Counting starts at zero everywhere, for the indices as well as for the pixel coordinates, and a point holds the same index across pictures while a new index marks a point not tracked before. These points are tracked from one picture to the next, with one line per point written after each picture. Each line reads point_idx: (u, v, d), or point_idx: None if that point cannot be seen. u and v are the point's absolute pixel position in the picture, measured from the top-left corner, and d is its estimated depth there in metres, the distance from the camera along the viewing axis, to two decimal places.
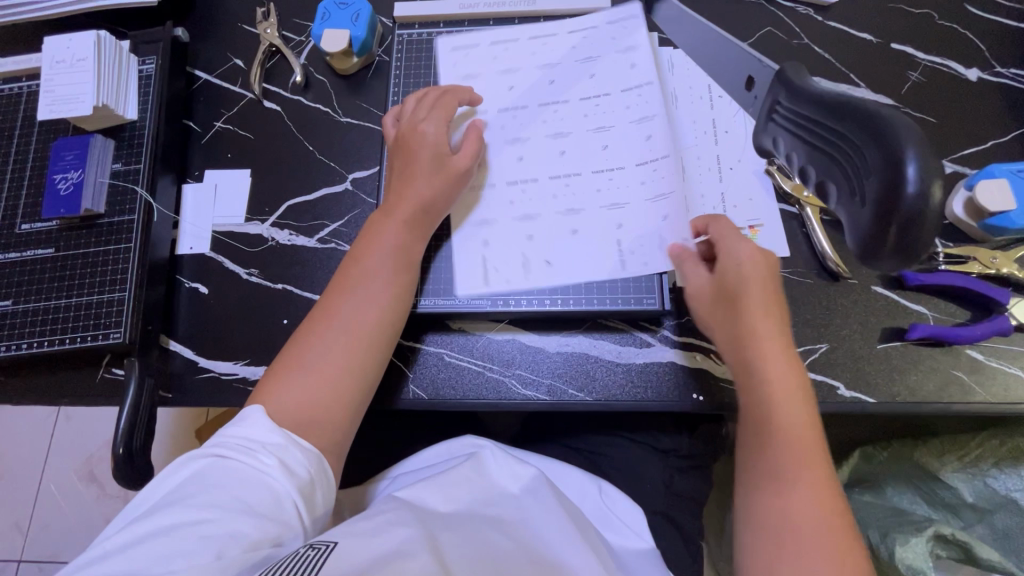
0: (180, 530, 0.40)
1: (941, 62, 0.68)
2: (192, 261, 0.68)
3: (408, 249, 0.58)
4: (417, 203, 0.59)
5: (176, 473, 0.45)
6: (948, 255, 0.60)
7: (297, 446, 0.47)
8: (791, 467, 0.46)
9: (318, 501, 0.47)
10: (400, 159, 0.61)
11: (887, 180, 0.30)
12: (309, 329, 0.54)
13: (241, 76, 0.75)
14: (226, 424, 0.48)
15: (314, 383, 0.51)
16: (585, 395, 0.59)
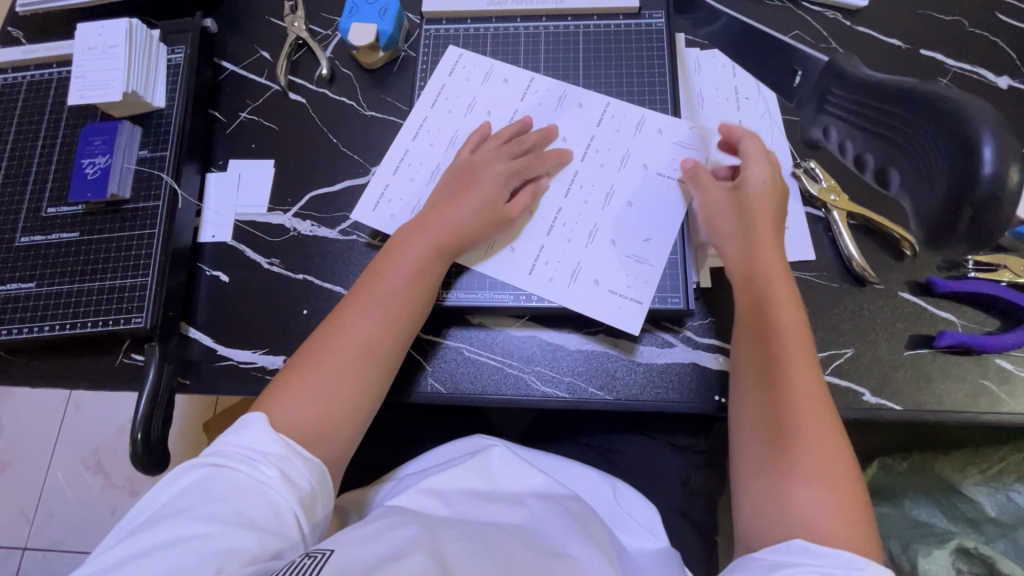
0: (180, 543, 0.40)
1: (971, 69, 0.67)
2: (214, 249, 0.68)
3: (429, 270, 0.58)
4: (451, 228, 0.59)
5: (176, 484, 0.45)
6: (977, 262, 0.59)
7: (298, 458, 0.47)
8: (813, 414, 0.47)
9: (316, 513, 0.47)
10: (460, 184, 0.61)
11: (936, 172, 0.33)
12: (320, 340, 0.54)
13: (268, 68, 0.76)
14: (227, 431, 0.48)
15: (322, 383, 0.51)
16: (604, 395, 0.59)
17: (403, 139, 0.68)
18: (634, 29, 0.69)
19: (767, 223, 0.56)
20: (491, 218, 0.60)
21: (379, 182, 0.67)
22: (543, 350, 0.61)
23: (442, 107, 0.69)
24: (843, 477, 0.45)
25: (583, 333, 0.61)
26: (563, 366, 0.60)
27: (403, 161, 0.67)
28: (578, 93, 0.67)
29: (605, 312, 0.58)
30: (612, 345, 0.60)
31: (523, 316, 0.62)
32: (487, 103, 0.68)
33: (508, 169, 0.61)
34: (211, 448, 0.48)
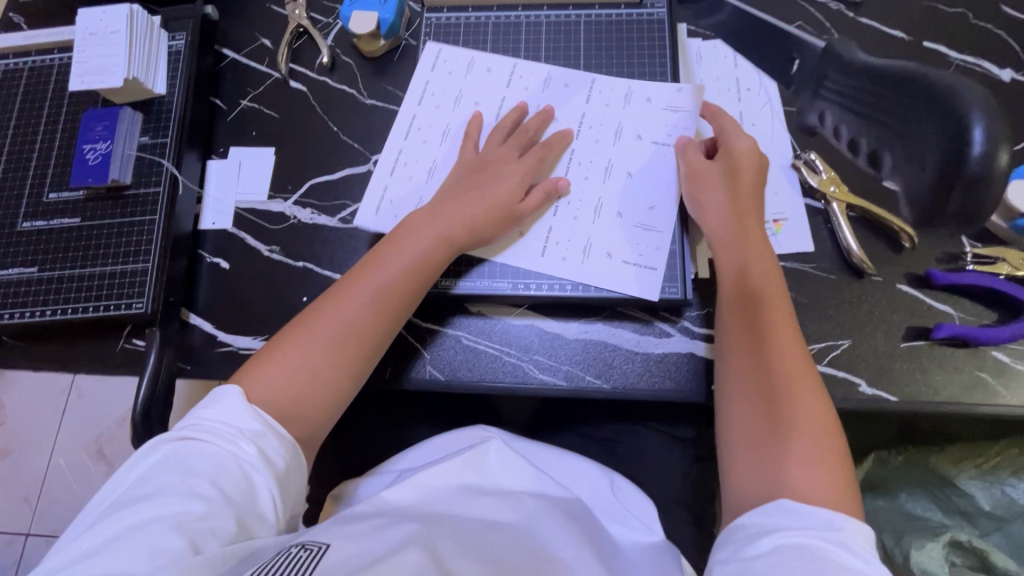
0: (156, 523, 0.40)
1: (974, 61, 0.67)
2: (215, 236, 0.68)
3: (432, 257, 0.58)
4: (457, 220, 0.59)
5: (149, 463, 0.44)
6: (976, 255, 0.59)
7: (274, 436, 0.47)
8: (795, 377, 0.47)
9: (292, 493, 0.47)
10: (467, 180, 0.62)
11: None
12: (313, 314, 0.54)
13: (268, 56, 0.76)
14: (200, 406, 0.48)
15: (309, 355, 0.51)
16: (601, 383, 0.59)
17: (395, 138, 0.68)
18: (635, 18, 0.69)
19: (745, 197, 0.58)
20: (500, 213, 0.60)
21: (378, 184, 0.66)
22: (541, 339, 0.61)
23: (430, 103, 0.69)
24: (824, 448, 0.44)
25: (581, 322, 0.61)
26: (560, 354, 0.60)
27: (398, 160, 0.67)
28: (562, 74, 0.67)
29: (623, 285, 0.59)
30: (609, 334, 0.61)
31: (521, 304, 0.62)
32: (476, 94, 0.68)
33: (518, 168, 0.62)
34: (182, 425, 0.47)
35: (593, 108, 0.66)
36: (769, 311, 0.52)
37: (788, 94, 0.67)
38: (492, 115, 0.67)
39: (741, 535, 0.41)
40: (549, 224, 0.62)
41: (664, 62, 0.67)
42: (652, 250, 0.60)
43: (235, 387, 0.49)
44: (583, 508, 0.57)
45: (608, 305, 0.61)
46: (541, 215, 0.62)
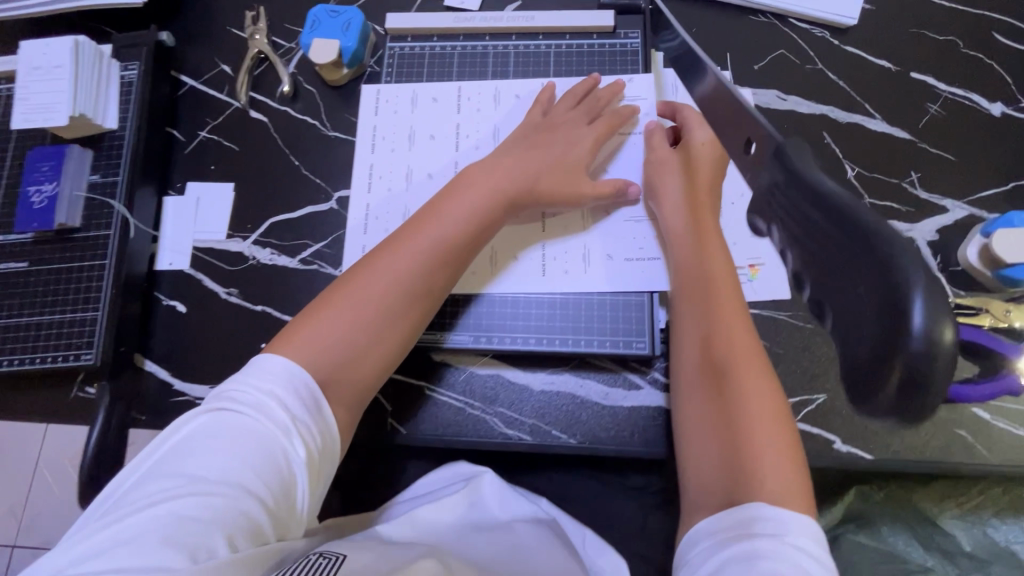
0: (202, 505, 0.42)
1: (963, 94, 0.64)
2: (171, 277, 0.65)
3: (486, 217, 0.58)
4: (456, 229, 0.57)
5: (197, 432, 0.46)
6: (958, 305, 0.57)
7: (315, 427, 0.48)
8: (748, 367, 0.47)
9: (321, 485, 0.49)
10: (536, 140, 0.62)
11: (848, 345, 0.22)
12: (370, 264, 0.55)
13: (228, 83, 0.72)
14: (253, 372, 0.49)
15: (339, 344, 0.52)
16: (568, 437, 0.57)
17: (359, 195, 0.66)
18: (610, 47, 0.67)
19: (702, 193, 0.58)
20: (556, 185, 0.60)
21: (355, 247, 0.64)
22: (506, 390, 0.59)
23: (384, 147, 0.67)
24: (778, 433, 0.45)
25: (548, 373, 0.59)
26: (525, 406, 0.58)
27: (369, 217, 0.65)
28: (510, 86, 0.67)
29: (633, 280, 0.60)
30: (578, 385, 0.58)
31: (487, 353, 0.60)
32: (428, 126, 0.67)
33: (587, 136, 0.63)
34: (231, 394, 0.49)
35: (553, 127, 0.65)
36: (720, 301, 0.52)
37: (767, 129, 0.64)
38: (449, 148, 0.66)
39: (698, 549, 0.42)
40: (515, 274, 0.61)
41: (637, 67, 0.67)
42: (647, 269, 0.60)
43: (284, 350, 0.50)
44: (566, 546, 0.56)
45: (577, 355, 0.58)
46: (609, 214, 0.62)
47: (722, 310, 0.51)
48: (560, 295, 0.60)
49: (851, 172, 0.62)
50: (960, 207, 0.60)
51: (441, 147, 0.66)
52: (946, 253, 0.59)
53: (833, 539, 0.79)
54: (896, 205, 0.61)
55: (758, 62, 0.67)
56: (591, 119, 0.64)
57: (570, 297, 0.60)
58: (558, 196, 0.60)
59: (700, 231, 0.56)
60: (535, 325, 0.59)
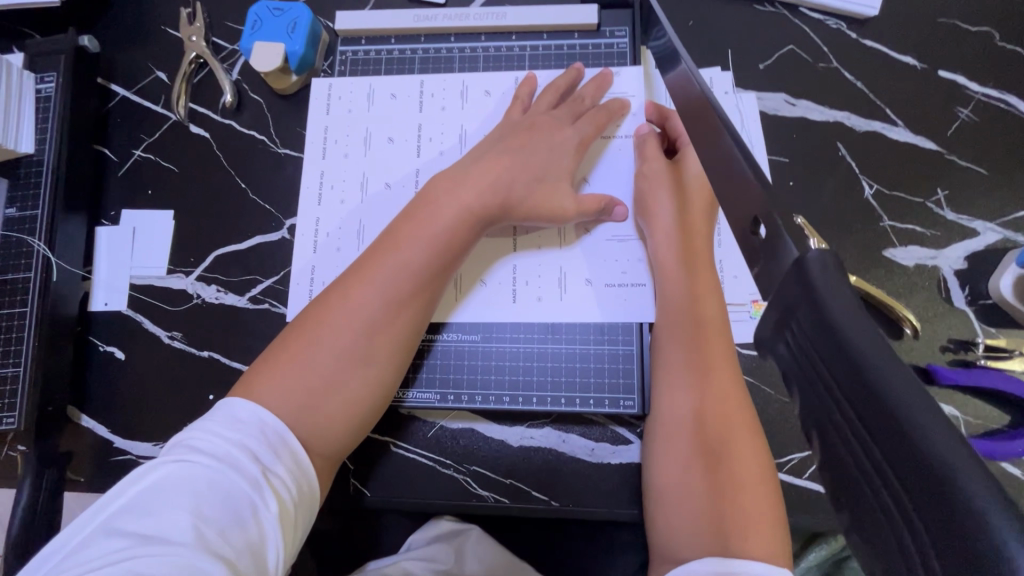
0: (158, 572, 0.35)
1: (998, 96, 0.56)
2: (107, 319, 0.59)
3: (462, 239, 0.51)
4: (411, 269, 0.49)
5: (155, 482, 0.40)
6: (989, 346, 0.50)
7: (289, 477, 0.43)
8: (734, 428, 0.42)
9: (297, 541, 0.43)
10: (513, 144, 0.54)
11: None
12: (327, 305, 0.49)
13: (164, 93, 0.64)
14: (212, 419, 0.43)
15: (294, 401, 0.45)
16: (549, 500, 0.51)
17: (309, 207, 0.58)
18: (593, 47, 0.59)
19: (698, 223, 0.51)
20: (535, 200, 0.52)
21: (304, 267, 0.57)
22: (480, 446, 0.53)
23: (336, 153, 0.59)
24: (759, 496, 0.39)
25: (526, 426, 0.53)
26: (502, 464, 0.52)
27: (319, 233, 0.58)
28: (480, 80, 0.59)
29: (615, 312, 0.53)
30: (560, 441, 0.52)
31: (457, 405, 0.53)
32: (385, 127, 0.59)
33: (570, 141, 0.55)
34: (187, 440, 0.43)
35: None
36: (712, 356, 0.46)
37: (773, 139, 0.56)
38: (409, 153, 0.58)
39: None
40: (486, 313, 0.54)
41: (624, 61, 0.59)
42: (632, 299, 0.53)
43: (239, 401, 0.45)
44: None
45: (558, 409, 0.52)
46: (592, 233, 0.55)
47: (714, 370, 0.45)
48: (537, 342, 0.53)
49: (870, 190, 0.55)
50: (991, 230, 0.53)
51: (398, 152, 0.59)
52: (975, 283, 0.52)
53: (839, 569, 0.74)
54: (921, 228, 0.54)
55: (765, 61, 0.58)
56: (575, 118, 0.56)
57: (547, 345, 0.53)
58: (540, 213, 0.52)
59: (692, 260, 0.50)
60: (510, 377, 0.53)
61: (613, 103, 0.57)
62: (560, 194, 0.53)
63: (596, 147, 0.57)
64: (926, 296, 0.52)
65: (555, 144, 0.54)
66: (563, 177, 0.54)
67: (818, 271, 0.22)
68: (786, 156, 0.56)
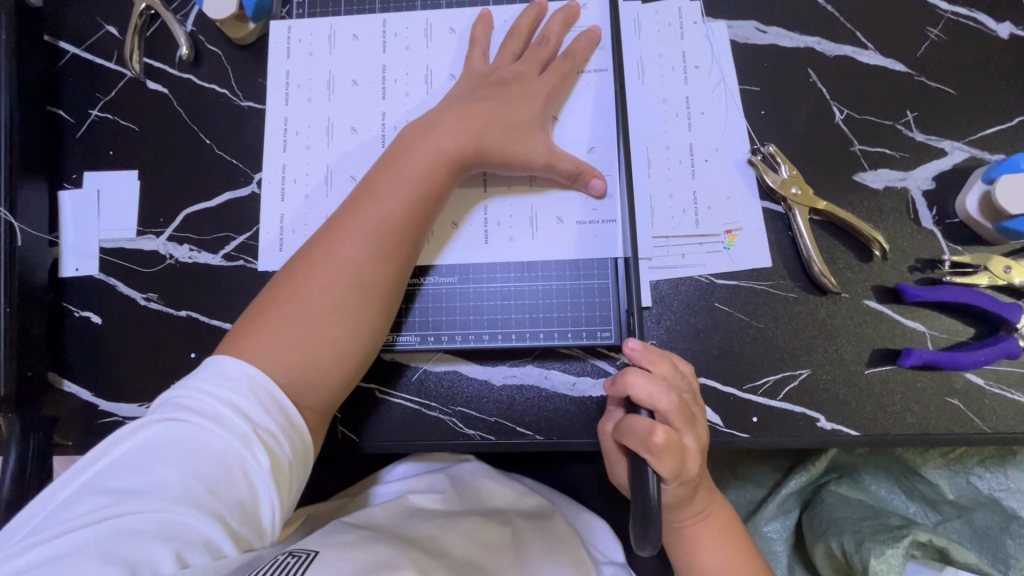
0: (147, 528, 0.37)
1: (967, 14, 0.55)
2: (79, 284, 0.58)
3: (440, 185, 0.51)
4: (387, 219, 0.49)
5: (146, 441, 0.41)
6: (954, 263, 0.52)
7: (282, 435, 0.44)
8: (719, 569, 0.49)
9: (292, 495, 0.44)
10: (479, 92, 0.53)
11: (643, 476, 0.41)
12: (309, 257, 0.49)
13: (116, 49, 0.61)
14: (198, 376, 0.44)
15: (276, 355, 0.46)
16: (533, 433, 0.52)
17: (276, 157, 0.57)
18: None
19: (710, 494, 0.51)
20: (506, 140, 0.52)
21: (273, 215, 0.56)
22: (465, 387, 0.53)
23: (300, 98, 0.58)
24: None
25: (508, 365, 0.53)
26: (486, 403, 0.53)
27: (286, 180, 0.57)
28: (444, 18, 0.58)
29: (590, 247, 0.53)
30: (541, 377, 0.53)
31: (440, 349, 0.54)
32: (349, 70, 0.58)
33: (539, 81, 0.54)
34: (175, 398, 0.44)
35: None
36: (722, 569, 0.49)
37: (744, 69, 0.55)
38: (374, 95, 0.57)
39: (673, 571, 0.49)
40: (464, 256, 0.54)
41: None
42: (603, 234, 0.53)
43: (227, 356, 0.45)
44: (566, 527, 0.57)
45: (537, 346, 0.53)
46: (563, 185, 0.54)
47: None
48: (515, 282, 0.54)
49: (840, 116, 0.55)
50: (960, 150, 0.54)
51: (364, 96, 0.57)
52: (943, 204, 0.53)
53: (817, 493, 0.79)
54: (890, 151, 0.54)
55: None
56: (541, 68, 0.55)
57: (524, 284, 0.54)
58: (510, 155, 0.52)
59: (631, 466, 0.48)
60: (490, 318, 0.53)
61: (585, 41, 0.55)
62: (529, 135, 0.52)
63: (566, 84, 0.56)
64: (894, 218, 0.53)
65: (524, 81, 0.53)
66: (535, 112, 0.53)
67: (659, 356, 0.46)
68: (757, 85, 0.55)
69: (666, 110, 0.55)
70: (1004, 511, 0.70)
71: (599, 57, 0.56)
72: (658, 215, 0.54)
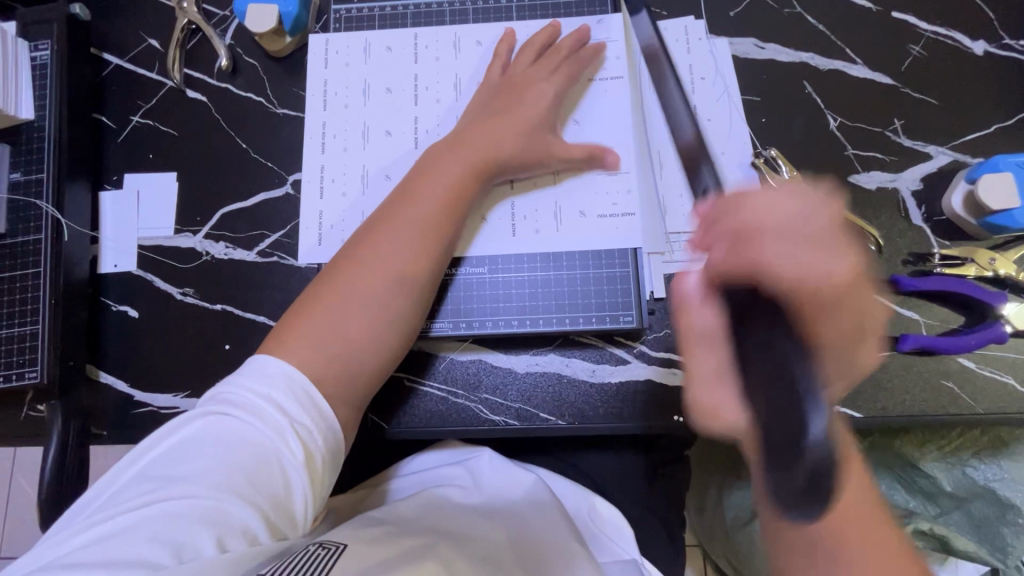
0: (189, 513, 0.39)
1: (944, 33, 0.61)
2: (117, 280, 0.60)
3: (467, 193, 0.54)
4: (420, 223, 0.52)
5: (188, 433, 0.44)
6: (943, 256, 0.56)
7: (316, 429, 0.46)
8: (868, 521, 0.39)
9: (323, 490, 0.46)
10: (498, 101, 0.58)
11: (801, 416, 0.31)
12: (346, 261, 0.52)
13: (158, 60, 0.65)
14: (239, 375, 0.46)
15: (319, 351, 0.48)
16: (556, 418, 0.55)
17: (312, 158, 0.61)
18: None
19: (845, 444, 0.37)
20: (526, 146, 0.56)
21: (312, 213, 0.60)
22: (490, 374, 0.56)
23: (336, 104, 0.62)
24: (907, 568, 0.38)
25: (531, 353, 0.56)
26: (511, 390, 0.56)
27: (324, 180, 0.60)
28: (471, 32, 0.62)
29: (610, 242, 0.57)
30: (563, 364, 0.56)
31: (467, 338, 0.57)
32: (383, 79, 0.62)
33: (551, 86, 0.58)
34: (217, 395, 0.46)
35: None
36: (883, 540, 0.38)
37: (746, 80, 0.60)
38: (407, 102, 0.61)
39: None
40: (492, 249, 0.58)
41: (606, 12, 0.62)
42: (622, 228, 0.57)
43: (271, 355, 0.48)
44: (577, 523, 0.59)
45: (561, 332, 0.56)
46: (583, 182, 0.58)
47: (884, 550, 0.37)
48: (540, 272, 0.57)
49: (834, 123, 0.59)
50: (944, 154, 0.59)
51: (397, 102, 0.61)
52: (931, 203, 0.58)
53: None
54: (881, 155, 0.59)
55: (735, 8, 0.62)
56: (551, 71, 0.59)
57: (549, 273, 0.57)
58: (529, 158, 0.56)
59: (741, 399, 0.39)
60: (517, 306, 0.57)
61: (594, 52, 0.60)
62: (546, 138, 0.57)
63: (585, 94, 0.60)
64: (887, 217, 0.57)
65: (539, 86, 0.58)
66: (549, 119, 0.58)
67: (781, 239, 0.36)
68: (758, 96, 0.60)
69: (676, 117, 0.60)
70: (1001, 501, 0.73)
71: (615, 69, 0.60)
72: (671, 212, 0.58)
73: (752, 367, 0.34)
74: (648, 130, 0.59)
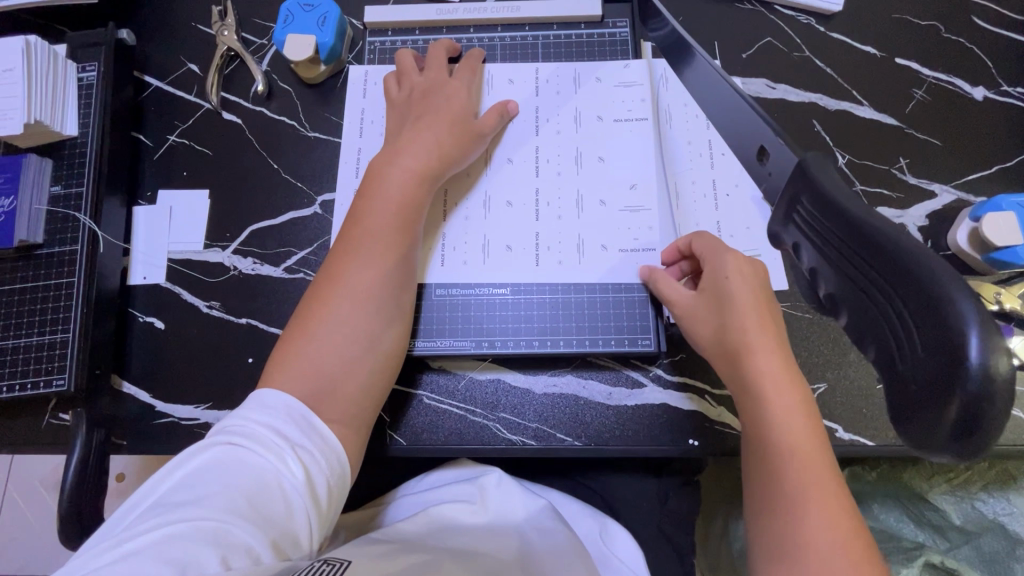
0: (192, 535, 0.38)
1: (946, 79, 0.64)
2: (146, 291, 0.62)
3: (414, 198, 0.56)
4: (374, 236, 0.54)
5: (191, 462, 0.43)
6: None
7: (318, 453, 0.46)
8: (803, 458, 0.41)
9: (328, 516, 0.45)
10: (413, 109, 0.60)
11: (949, 332, 0.25)
12: (317, 294, 0.52)
13: (196, 83, 0.68)
14: (240, 410, 0.47)
15: (306, 380, 0.48)
16: (572, 440, 0.55)
17: (344, 181, 0.63)
18: (597, 38, 0.67)
19: (792, 390, 0.43)
20: (457, 143, 0.59)
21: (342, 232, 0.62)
22: (508, 395, 0.57)
23: (370, 132, 0.65)
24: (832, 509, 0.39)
25: (549, 374, 0.58)
26: (528, 409, 0.57)
27: None
28: (501, 68, 0.66)
29: (633, 272, 0.58)
30: (580, 386, 0.57)
31: (487, 357, 0.58)
32: None
33: (459, 88, 0.62)
34: (219, 428, 0.46)
35: (545, 139, 0.63)
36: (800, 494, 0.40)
37: None
38: None
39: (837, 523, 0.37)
40: (513, 273, 0.59)
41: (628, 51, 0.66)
42: (640, 255, 0.59)
43: (266, 391, 0.48)
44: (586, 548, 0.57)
45: (579, 354, 0.57)
46: (604, 211, 0.60)
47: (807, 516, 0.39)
48: (561, 295, 0.59)
49: (843, 160, 0.62)
50: (947, 192, 0.61)
51: None
52: (936, 238, 0.60)
53: None
54: (887, 191, 0.61)
55: (747, 51, 0.66)
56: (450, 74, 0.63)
57: (569, 297, 0.59)
58: (460, 154, 0.59)
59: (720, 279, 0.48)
60: (537, 327, 0.58)
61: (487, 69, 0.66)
62: (473, 145, 0.60)
63: (606, 129, 0.63)
64: None
65: (442, 87, 0.61)
66: (477, 123, 0.61)
67: (816, 168, 0.35)
68: None
69: (691, 151, 0.62)
70: (1010, 535, 0.73)
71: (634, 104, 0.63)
72: None
73: (869, 345, 0.31)
74: (666, 163, 0.62)
